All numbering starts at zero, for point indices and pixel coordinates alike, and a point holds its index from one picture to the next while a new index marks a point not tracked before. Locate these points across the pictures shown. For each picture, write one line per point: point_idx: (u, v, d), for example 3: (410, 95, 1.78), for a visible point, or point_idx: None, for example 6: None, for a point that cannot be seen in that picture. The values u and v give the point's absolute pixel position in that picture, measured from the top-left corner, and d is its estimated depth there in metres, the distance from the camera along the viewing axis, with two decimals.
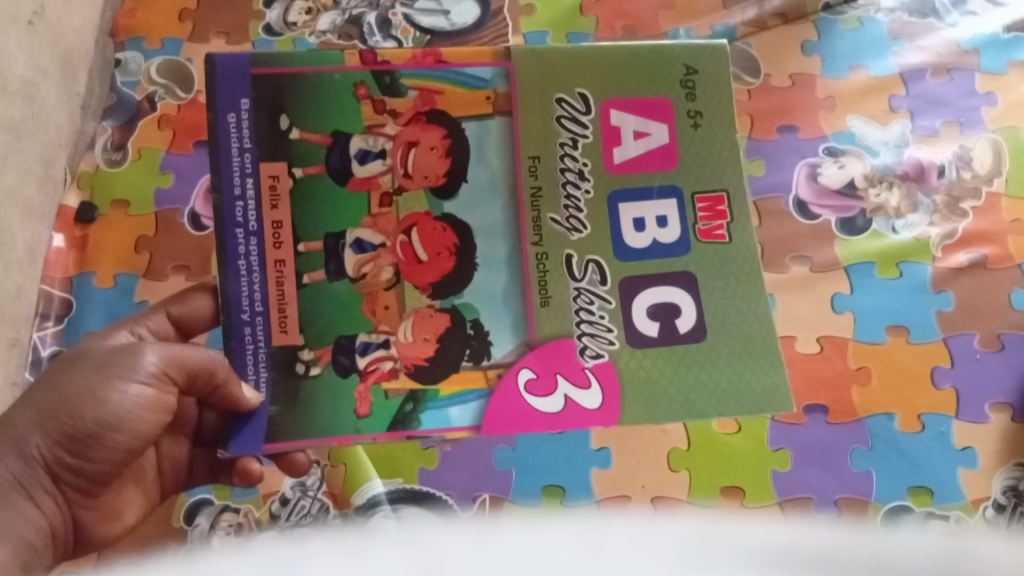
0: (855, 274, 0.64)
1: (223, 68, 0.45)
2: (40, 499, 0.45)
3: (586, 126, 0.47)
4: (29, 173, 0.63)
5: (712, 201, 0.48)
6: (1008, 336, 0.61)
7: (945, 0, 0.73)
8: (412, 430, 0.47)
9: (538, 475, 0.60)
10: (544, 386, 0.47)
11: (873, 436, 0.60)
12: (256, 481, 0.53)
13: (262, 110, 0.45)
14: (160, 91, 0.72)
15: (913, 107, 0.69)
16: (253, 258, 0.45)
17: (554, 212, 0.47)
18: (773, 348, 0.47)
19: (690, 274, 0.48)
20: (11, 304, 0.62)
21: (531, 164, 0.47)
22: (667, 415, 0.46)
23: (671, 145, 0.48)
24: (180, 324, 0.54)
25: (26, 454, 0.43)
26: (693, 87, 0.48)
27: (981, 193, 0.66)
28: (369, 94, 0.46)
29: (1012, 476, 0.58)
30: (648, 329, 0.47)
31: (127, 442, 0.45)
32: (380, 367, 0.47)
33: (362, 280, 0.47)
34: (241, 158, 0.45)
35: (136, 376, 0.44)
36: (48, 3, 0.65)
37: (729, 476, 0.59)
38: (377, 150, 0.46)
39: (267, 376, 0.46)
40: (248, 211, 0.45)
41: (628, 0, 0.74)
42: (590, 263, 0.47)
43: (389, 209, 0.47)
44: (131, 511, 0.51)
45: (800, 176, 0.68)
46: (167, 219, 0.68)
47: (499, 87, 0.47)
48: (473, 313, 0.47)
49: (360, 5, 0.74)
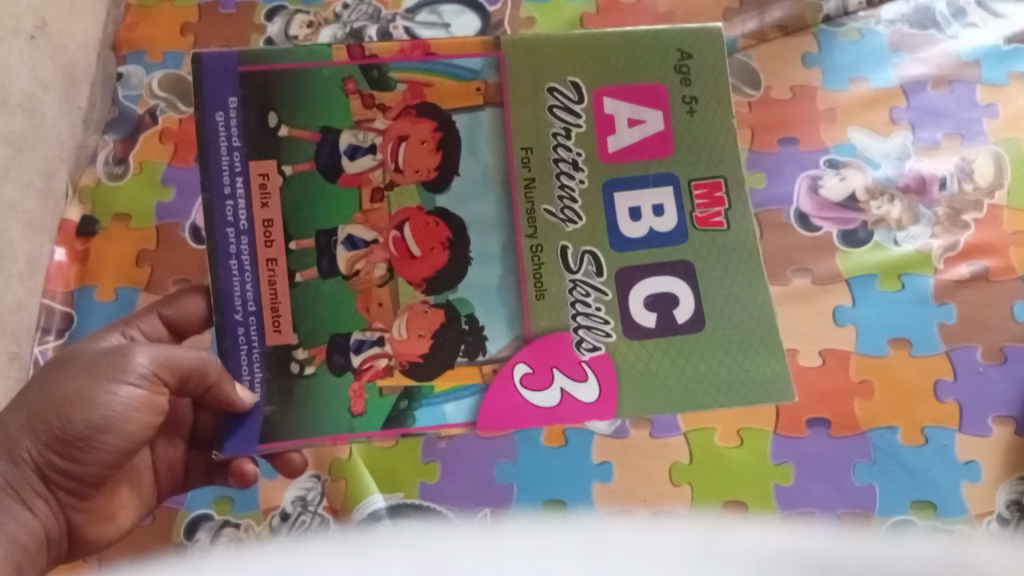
0: (856, 286, 0.64)
1: (210, 67, 0.45)
2: (32, 502, 0.44)
3: (579, 115, 0.48)
4: (30, 187, 0.64)
5: (710, 187, 0.48)
6: (1011, 349, 0.61)
7: (945, 12, 0.73)
8: (408, 427, 0.47)
9: (539, 488, 0.60)
10: (540, 380, 0.47)
11: (876, 450, 0.59)
12: (252, 482, 0.53)
13: (250, 109, 0.45)
14: (161, 104, 0.72)
15: (914, 119, 0.69)
16: (245, 257, 0.45)
17: (548, 204, 0.47)
18: (774, 338, 0.47)
19: (688, 264, 0.47)
20: (12, 317, 0.62)
21: (524, 155, 0.47)
22: (666, 407, 0.46)
23: (667, 131, 0.48)
24: (173, 326, 0.54)
25: (16, 457, 0.43)
26: (687, 71, 0.48)
27: (983, 205, 0.66)
28: (358, 89, 0.46)
29: (1016, 490, 0.57)
30: (646, 320, 0.47)
31: (117, 444, 0.44)
32: (374, 365, 0.47)
33: (355, 276, 0.47)
34: (230, 157, 0.45)
35: (126, 377, 0.43)
36: (49, 17, 0.65)
37: (728, 489, 0.59)
38: (367, 145, 0.46)
39: (261, 376, 0.46)
40: (238, 210, 0.45)
41: (628, 13, 0.75)
42: (586, 254, 0.47)
43: (380, 204, 0.47)
44: (125, 515, 0.50)
45: (802, 188, 0.68)
46: (168, 232, 0.68)
47: (489, 79, 0.47)
48: (468, 308, 0.47)
49: (361, 19, 0.74)
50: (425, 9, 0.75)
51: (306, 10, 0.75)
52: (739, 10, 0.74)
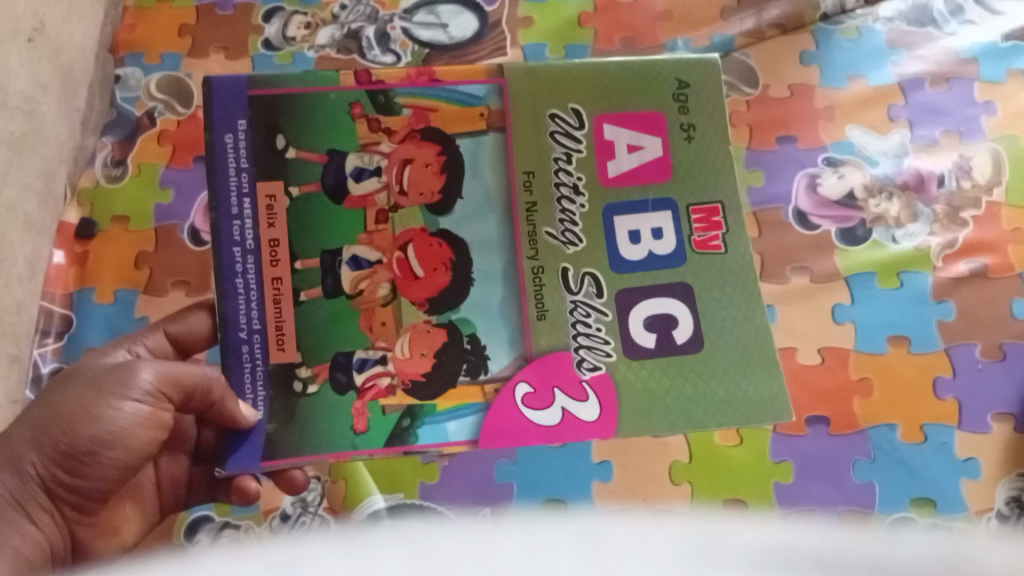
0: (856, 285, 0.64)
1: (221, 89, 0.45)
2: (37, 516, 0.44)
3: (580, 141, 0.48)
4: (29, 189, 0.63)
5: (707, 212, 0.49)
6: (1009, 346, 0.61)
7: (943, 10, 0.73)
8: (409, 445, 0.46)
9: (540, 487, 0.60)
10: (541, 399, 0.47)
11: (876, 448, 0.59)
12: (253, 498, 0.53)
13: (258, 130, 0.46)
14: (160, 106, 0.72)
15: (912, 117, 0.69)
16: (250, 276, 0.46)
17: (549, 226, 0.48)
18: (772, 358, 0.47)
19: (687, 285, 0.48)
20: (11, 320, 0.61)
21: (526, 179, 0.48)
22: (667, 426, 0.46)
23: (665, 158, 0.49)
24: (178, 342, 0.54)
25: (21, 471, 0.43)
26: (686, 100, 0.49)
27: (981, 203, 0.66)
28: (363, 113, 0.47)
29: (1015, 487, 0.57)
30: (645, 340, 0.47)
31: (121, 459, 0.44)
32: (376, 384, 0.47)
33: (358, 296, 0.47)
34: (237, 178, 0.45)
35: (131, 393, 0.44)
36: (47, 18, 0.65)
37: (729, 487, 0.59)
38: (372, 167, 0.47)
39: (264, 395, 0.46)
40: (245, 229, 0.45)
41: (626, 12, 0.75)
42: (586, 276, 0.48)
43: (384, 225, 0.47)
44: (128, 529, 0.50)
45: (800, 187, 0.68)
46: (167, 235, 0.68)
47: (493, 104, 0.48)
48: (469, 328, 0.48)
49: (359, 19, 0.74)
50: (423, 9, 0.75)
51: (304, 11, 0.75)
52: (737, 8, 0.74)
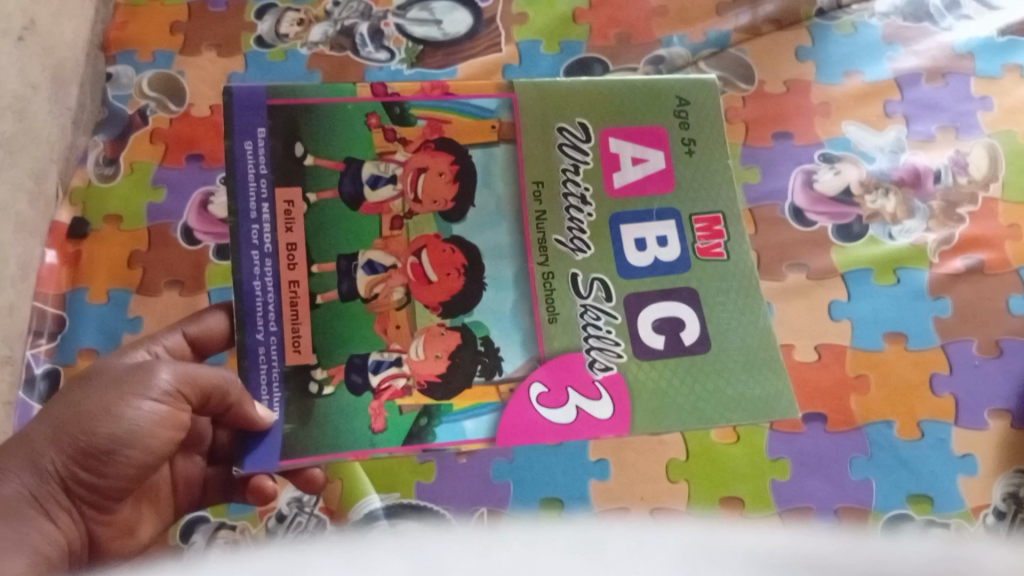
0: (852, 282, 0.64)
1: (242, 98, 0.46)
2: (55, 514, 0.43)
3: (586, 153, 0.50)
4: (20, 189, 0.63)
5: (709, 221, 0.50)
6: (1007, 342, 0.61)
7: (938, 5, 0.73)
8: (427, 444, 0.46)
9: (537, 486, 0.59)
10: (556, 399, 0.46)
11: (873, 445, 0.59)
12: (270, 497, 0.54)
13: (278, 137, 0.46)
14: (152, 104, 0.71)
15: (908, 112, 0.69)
16: (268, 279, 0.46)
17: (558, 234, 0.49)
18: (776, 358, 0.48)
19: (692, 290, 0.49)
20: (4, 321, 0.61)
21: (535, 189, 0.49)
22: (676, 422, 0.46)
23: (668, 170, 0.50)
24: (196, 345, 0.53)
25: (40, 468, 0.42)
26: (686, 116, 0.51)
27: (978, 198, 0.66)
28: (380, 123, 0.48)
29: (1012, 483, 0.57)
30: (654, 341, 0.48)
31: (140, 458, 0.44)
32: (393, 385, 0.46)
33: (374, 299, 0.47)
34: (257, 182, 0.46)
35: (150, 393, 0.44)
36: (38, 16, 0.66)
37: (726, 485, 0.59)
38: (388, 175, 0.48)
39: (280, 396, 0.46)
40: (263, 233, 0.46)
41: (621, 8, 0.74)
42: (595, 281, 0.49)
43: (400, 231, 0.48)
44: (144, 530, 0.50)
45: (796, 183, 0.68)
46: (160, 234, 0.67)
47: (503, 117, 0.50)
48: (483, 330, 0.48)
49: (352, 16, 0.74)
50: (417, 5, 0.74)
51: (296, 7, 0.75)
52: (731, 4, 0.74)
